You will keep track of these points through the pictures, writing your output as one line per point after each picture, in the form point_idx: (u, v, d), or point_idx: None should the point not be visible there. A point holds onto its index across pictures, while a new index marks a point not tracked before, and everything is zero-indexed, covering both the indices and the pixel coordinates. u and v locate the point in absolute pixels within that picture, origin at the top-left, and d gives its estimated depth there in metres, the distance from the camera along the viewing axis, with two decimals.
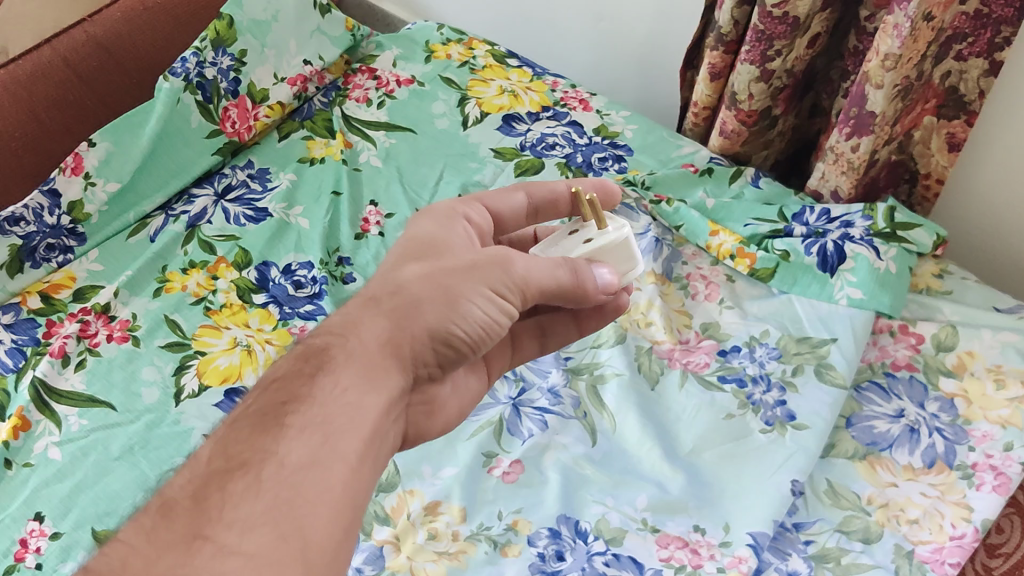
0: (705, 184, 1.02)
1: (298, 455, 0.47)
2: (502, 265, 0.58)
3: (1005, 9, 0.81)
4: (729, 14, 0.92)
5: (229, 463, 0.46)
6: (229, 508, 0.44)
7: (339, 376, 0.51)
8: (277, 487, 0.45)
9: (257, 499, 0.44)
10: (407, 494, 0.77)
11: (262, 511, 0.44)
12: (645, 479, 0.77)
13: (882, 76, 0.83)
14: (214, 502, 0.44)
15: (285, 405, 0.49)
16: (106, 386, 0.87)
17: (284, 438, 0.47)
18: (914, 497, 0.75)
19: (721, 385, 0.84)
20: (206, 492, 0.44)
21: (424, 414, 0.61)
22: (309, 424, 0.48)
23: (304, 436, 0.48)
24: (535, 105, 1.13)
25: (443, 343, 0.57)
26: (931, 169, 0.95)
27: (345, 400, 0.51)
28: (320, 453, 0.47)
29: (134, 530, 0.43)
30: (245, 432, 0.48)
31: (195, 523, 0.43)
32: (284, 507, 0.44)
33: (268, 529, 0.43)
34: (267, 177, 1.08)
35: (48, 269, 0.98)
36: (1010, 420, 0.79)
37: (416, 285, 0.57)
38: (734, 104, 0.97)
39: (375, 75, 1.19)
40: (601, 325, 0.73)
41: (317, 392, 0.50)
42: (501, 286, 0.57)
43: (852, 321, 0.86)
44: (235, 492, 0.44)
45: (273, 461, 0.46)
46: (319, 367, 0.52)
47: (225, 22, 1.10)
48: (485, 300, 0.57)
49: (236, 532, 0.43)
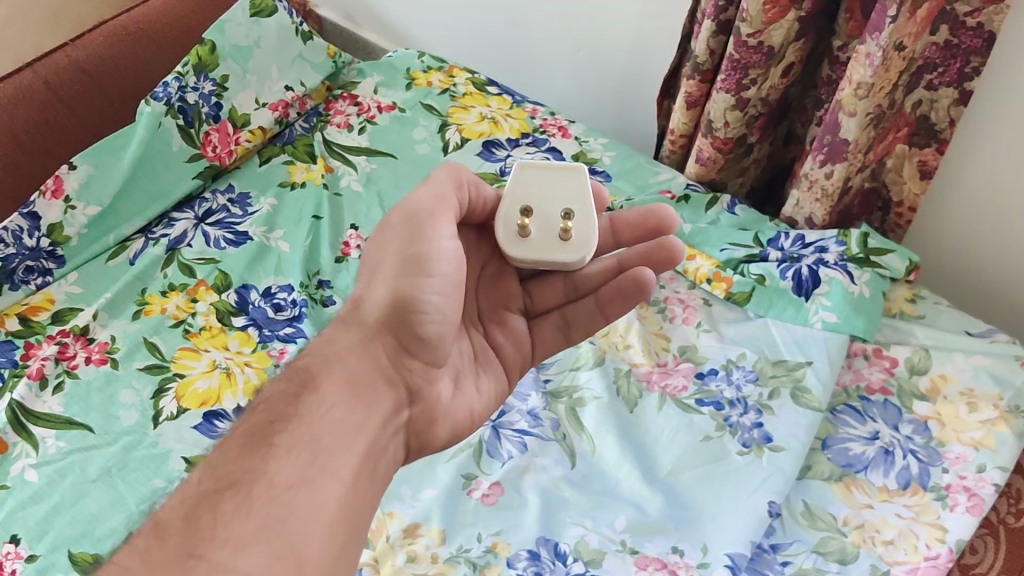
0: (682, 211, 1.03)
1: (286, 475, 0.50)
2: (415, 223, 0.63)
3: (973, 39, 0.83)
4: (705, 43, 0.94)
5: (217, 483, 0.49)
6: (220, 528, 0.47)
7: (325, 395, 0.56)
8: (268, 506, 0.48)
9: (249, 516, 0.48)
10: (386, 517, 0.76)
11: (254, 530, 0.47)
12: (624, 501, 0.78)
13: (855, 104, 0.85)
14: (205, 520, 0.47)
15: (272, 424, 0.53)
16: (84, 408, 0.86)
17: (274, 457, 0.51)
18: (890, 518, 0.76)
19: (698, 408, 0.85)
20: (197, 512, 0.47)
21: (427, 424, 0.63)
22: (297, 443, 0.53)
23: (293, 455, 0.52)
24: (515, 131, 1.15)
25: (414, 340, 0.62)
26: (903, 197, 0.97)
27: (331, 418, 0.55)
28: (310, 472, 0.52)
29: (127, 551, 0.45)
30: (234, 451, 0.51)
31: (189, 542, 0.45)
32: (274, 526, 0.48)
33: (261, 548, 0.47)
34: (248, 202, 1.09)
35: (26, 291, 0.97)
36: (983, 442, 0.80)
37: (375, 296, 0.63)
38: (710, 132, 0.98)
39: (356, 101, 1.20)
40: (624, 309, 0.74)
41: (302, 412, 0.54)
42: (429, 235, 0.63)
43: (827, 345, 0.88)
44: (226, 510, 0.47)
45: (264, 480, 0.50)
46: (303, 387, 0.56)
47: (208, 48, 1.12)
48: (420, 269, 0.62)
49: (229, 552, 0.46)
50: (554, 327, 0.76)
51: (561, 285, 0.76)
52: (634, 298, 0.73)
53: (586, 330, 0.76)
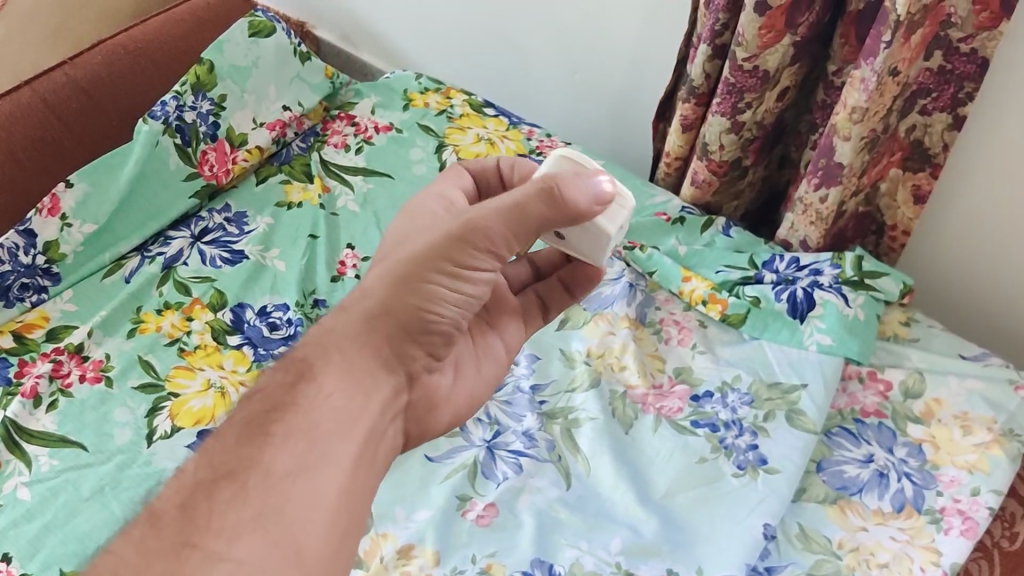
0: (678, 233, 1.04)
1: (283, 464, 0.51)
2: (464, 235, 0.60)
3: (967, 65, 0.84)
4: (701, 68, 0.95)
5: (214, 473, 0.49)
6: (216, 516, 0.47)
7: (322, 382, 0.56)
8: (263, 496, 0.49)
9: (244, 505, 0.48)
10: (380, 537, 0.76)
11: (249, 518, 0.48)
12: (619, 523, 0.77)
13: (849, 129, 0.85)
14: (201, 510, 0.47)
15: (269, 413, 0.53)
16: (77, 427, 0.86)
17: (270, 446, 0.51)
18: (884, 541, 0.76)
19: (693, 429, 0.85)
20: (193, 501, 0.48)
21: (426, 410, 0.64)
22: (293, 432, 0.52)
23: (289, 445, 0.52)
24: (511, 153, 1.15)
25: (423, 332, 0.61)
26: (897, 221, 0.98)
27: (330, 406, 0.55)
28: (307, 461, 0.52)
29: (123, 539, 0.46)
30: (230, 441, 0.51)
31: (181, 531, 0.46)
32: (271, 516, 0.48)
33: (257, 537, 0.47)
34: (245, 221, 1.09)
35: (20, 308, 0.98)
36: (977, 466, 0.80)
37: (379, 285, 0.60)
38: (705, 155, 0.99)
39: (353, 122, 1.21)
40: (587, 287, 0.74)
41: (301, 401, 0.54)
42: (469, 252, 0.60)
43: (822, 368, 0.88)
44: (221, 501, 0.48)
45: (260, 469, 0.50)
46: (300, 375, 0.55)
47: (206, 68, 1.13)
48: (452, 279, 0.60)
49: (224, 540, 0.46)
50: (535, 309, 0.75)
51: (526, 266, 0.77)
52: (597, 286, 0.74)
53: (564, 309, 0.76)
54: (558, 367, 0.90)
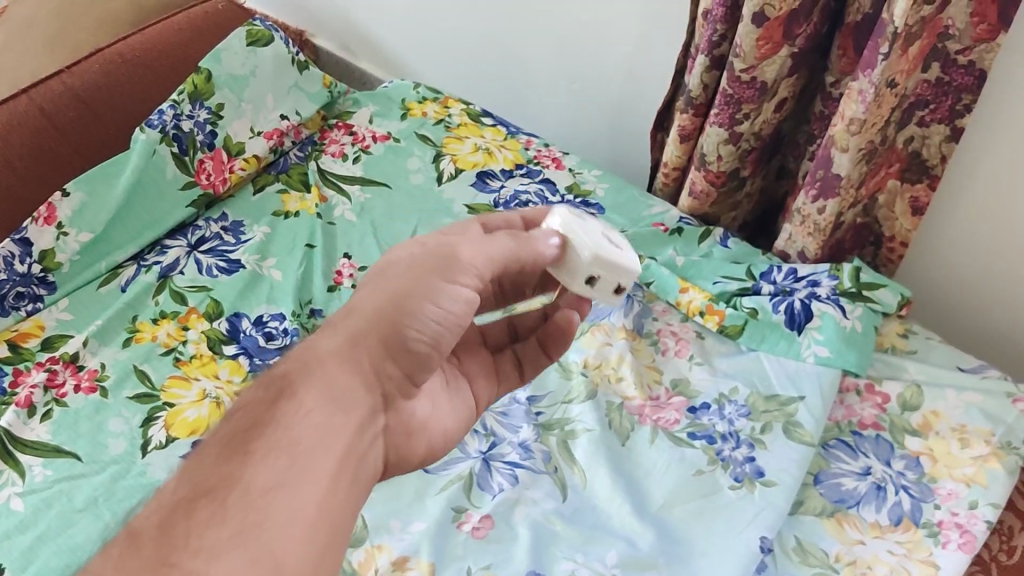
0: (675, 244, 1.04)
1: (264, 479, 0.46)
2: (449, 258, 0.60)
3: (965, 77, 0.84)
4: (699, 78, 0.95)
5: (193, 491, 0.45)
6: (195, 535, 0.43)
7: (303, 398, 0.52)
8: (243, 513, 0.45)
9: (224, 524, 0.44)
10: (375, 549, 0.76)
11: (229, 536, 0.43)
12: (615, 535, 0.77)
13: (847, 140, 0.85)
14: (179, 528, 0.43)
15: (248, 430, 0.49)
16: (72, 437, 0.86)
17: (250, 462, 0.47)
18: (881, 555, 0.75)
19: (690, 441, 0.84)
20: (172, 519, 0.44)
21: (403, 436, 0.59)
22: (273, 448, 0.48)
23: (270, 460, 0.47)
24: (509, 162, 1.15)
25: (403, 350, 0.57)
26: (895, 232, 0.98)
27: (311, 421, 0.51)
28: (289, 476, 0.47)
29: (99, 560, 0.42)
30: (208, 458, 0.47)
31: (163, 550, 0.42)
32: (250, 535, 0.44)
33: (238, 554, 0.43)
34: (241, 230, 1.09)
35: (15, 318, 0.97)
36: (974, 479, 0.80)
37: (368, 302, 0.58)
38: (703, 165, 0.99)
39: (351, 131, 1.21)
40: (562, 348, 0.74)
41: (280, 417, 0.50)
42: (452, 278, 0.59)
43: (821, 381, 0.88)
44: (200, 519, 0.44)
45: (240, 485, 0.46)
46: (280, 392, 0.51)
47: (203, 76, 1.13)
48: (430, 298, 0.58)
49: (203, 559, 0.42)
50: (508, 363, 0.75)
51: (503, 325, 0.76)
52: (566, 338, 0.73)
53: (535, 369, 0.75)
54: (554, 379, 0.90)
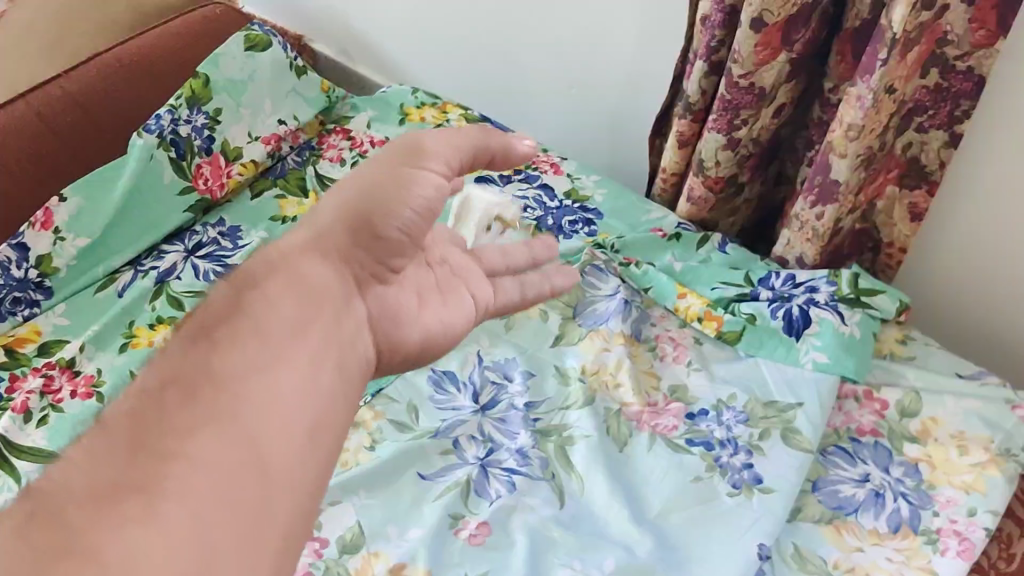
0: (673, 249, 1.03)
1: (242, 369, 0.38)
2: (415, 146, 0.54)
3: (963, 83, 0.84)
4: (697, 84, 0.94)
5: (161, 379, 0.35)
6: (171, 426, 0.34)
7: (270, 289, 0.42)
8: (225, 404, 0.36)
9: (206, 413, 0.35)
10: (371, 556, 0.76)
11: (212, 428, 0.35)
12: (613, 542, 0.77)
13: (845, 146, 0.85)
14: (153, 420, 0.34)
15: (214, 316, 0.39)
16: (68, 442, 0.85)
17: (222, 351, 0.38)
18: (880, 562, 0.75)
19: (688, 448, 0.84)
20: (143, 410, 0.34)
21: (393, 323, 0.52)
22: (247, 335, 0.39)
23: (245, 349, 0.38)
24: (507, 168, 1.15)
25: (376, 236, 0.50)
26: (894, 238, 0.98)
27: (286, 310, 0.42)
28: (268, 365, 0.39)
29: (61, 461, 0.32)
30: (172, 344, 0.37)
31: (143, 440, 0.33)
32: (233, 431, 0.35)
33: (226, 451, 0.35)
34: (239, 235, 1.09)
35: (12, 323, 0.98)
36: (973, 486, 0.80)
37: (335, 206, 0.50)
38: (701, 171, 0.98)
39: (349, 136, 1.21)
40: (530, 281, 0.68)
41: (249, 304, 0.41)
42: (420, 162, 0.53)
43: (819, 387, 0.87)
44: (177, 409, 0.34)
45: (216, 376, 0.37)
46: (246, 280, 0.42)
47: (201, 81, 1.13)
48: (417, 161, 0.53)
49: (192, 448, 0.34)
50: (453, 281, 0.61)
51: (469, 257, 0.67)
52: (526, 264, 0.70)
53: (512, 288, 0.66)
54: (552, 385, 0.90)
